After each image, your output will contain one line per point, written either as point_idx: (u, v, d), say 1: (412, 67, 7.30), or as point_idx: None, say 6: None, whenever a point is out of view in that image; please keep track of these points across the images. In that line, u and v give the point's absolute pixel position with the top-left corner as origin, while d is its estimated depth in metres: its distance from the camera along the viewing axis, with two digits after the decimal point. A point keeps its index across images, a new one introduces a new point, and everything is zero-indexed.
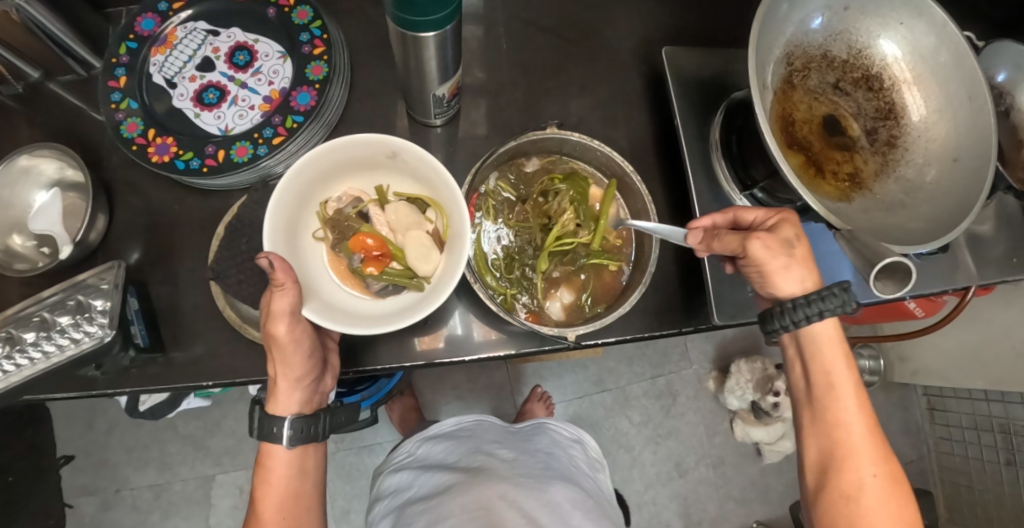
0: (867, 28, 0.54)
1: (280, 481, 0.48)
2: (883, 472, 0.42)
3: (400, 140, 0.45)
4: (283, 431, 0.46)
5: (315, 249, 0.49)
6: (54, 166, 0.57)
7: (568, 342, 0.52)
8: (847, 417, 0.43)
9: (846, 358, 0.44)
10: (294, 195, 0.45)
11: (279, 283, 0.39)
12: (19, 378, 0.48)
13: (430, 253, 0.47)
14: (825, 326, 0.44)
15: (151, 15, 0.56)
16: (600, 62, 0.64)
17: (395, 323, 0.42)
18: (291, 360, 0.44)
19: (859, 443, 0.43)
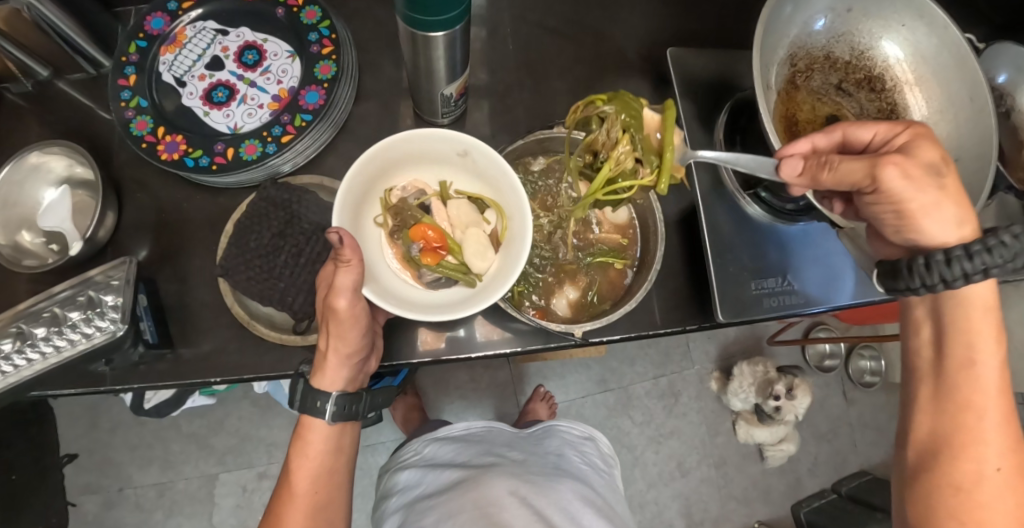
0: (869, 29, 0.55)
1: (316, 456, 0.49)
2: (1011, 469, 0.37)
3: (478, 142, 0.46)
4: (326, 407, 0.48)
5: (373, 234, 0.50)
6: (63, 164, 0.57)
7: (574, 339, 0.53)
8: (986, 401, 0.38)
9: (1000, 337, 0.38)
10: (366, 177, 0.46)
11: (346, 260, 0.41)
12: (31, 372, 0.48)
13: (487, 251, 0.48)
14: (982, 291, 0.38)
15: (161, 14, 0.56)
16: (605, 63, 0.65)
17: (456, 314, 0.43)
18: (346, 336, 0.44)
19: (991, 431, 0.37)
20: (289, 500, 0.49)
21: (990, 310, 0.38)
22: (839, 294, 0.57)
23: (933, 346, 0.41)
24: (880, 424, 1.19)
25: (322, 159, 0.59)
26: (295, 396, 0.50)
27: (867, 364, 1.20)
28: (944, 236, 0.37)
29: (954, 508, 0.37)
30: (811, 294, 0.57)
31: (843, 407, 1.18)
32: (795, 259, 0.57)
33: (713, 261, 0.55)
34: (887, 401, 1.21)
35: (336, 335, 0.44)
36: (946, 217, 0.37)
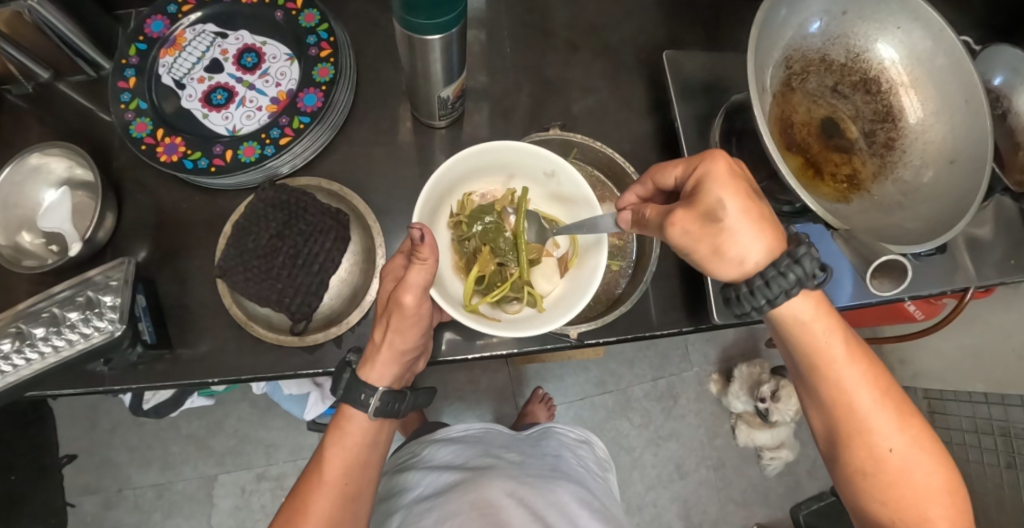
0: (865, 32, 0.55)
1: (353, 447, 0.47)
2: (906, 437, 0.40)
3: (572, 169, 0.48)
4: (370, 401, 0.45)
5: (445, 235, 0.52)
6: (63, 165, 0.57)
7: (570, 339, 0.53)
8: (857, 393, 0.40)
9: (840, 332, 0.40)
10: (452, 175, 0.49)
11: (423, 258, 0.41)
12: (29, 372, 0.48)
13: (554, 275, 0.51)
14: (807, 310, 0.39)
15: (161, 17, 0.56)
16: (603, 66, 0.65)
17: (516, 330, 0.44)
18: (406, 331, 0.44)
19: (873, 415, 0.40)
20: (317, 487, 0.46)
21: (820, 314, 0.39)
22: (839, 295, 0.59)
23: (792, 356, 0.43)
24: None
25: (320, 161, 0.59)
26: (338, 385, 0.48)
27: None
28: (736, 273, 0.37)
29: (878, 490, 0.40)
30: None
31: None
32: None
33: None
34: None
35: (394, 330, 0.43)
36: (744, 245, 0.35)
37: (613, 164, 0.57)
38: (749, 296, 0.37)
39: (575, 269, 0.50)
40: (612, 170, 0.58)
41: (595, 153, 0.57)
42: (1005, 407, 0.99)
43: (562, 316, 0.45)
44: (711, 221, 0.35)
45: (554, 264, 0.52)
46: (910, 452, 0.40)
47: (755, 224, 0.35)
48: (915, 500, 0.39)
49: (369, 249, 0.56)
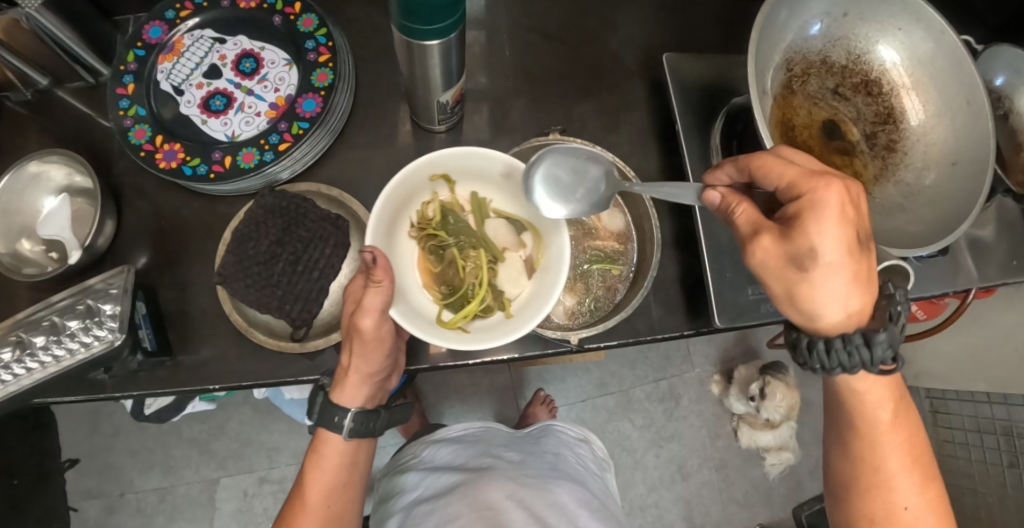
0: (865, 34, 0.55)
1: (331, 469, 0.48)
2: (919, 499, 0.43)
3: (530, 167, 0.46)
4: (344, 422, 0.47)
5: (407, 247, 0.50)
6: (63, 172, 0.57)
7: (571, 345, 0.52)
8: (890, 455, 0.42)
9: (892, 405, 0.42)
10: (405, 190, 0.46)
11: (378, 280, 0.40)
12: (29, 381, 0.48)
13: (520, 278, 0.49)
14: (864, 381, 0.40)
15: (158, 23, 0.56)
16: (603, 68, 0.65)
17: (479, 342, 0.42)
18: (369, 357, 0.43)
19: (896, 479, 0.42)
20: (301, 512, 0.47)
21: (878, 386, 0.41)
22: None
23: (838, 410, 0.45)
24: None
25: (320, 165, 0.59)
26: (313, 410, 0.49)
27: None
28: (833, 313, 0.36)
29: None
30: None
31: None
32: None
33: (710, 267, 0.55)
34: None
35: (358, 355, 0.43)
36: (836, 289, 0.35)
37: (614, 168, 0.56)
38: (846, 352, 0.37)
39: (542, 269, 0.48)
40: None
41: None
42: (1008, 407, 0.99)
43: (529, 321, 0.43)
44: (816, 258, 0.33)
45: (522, 264, 0.50)
46: (921, 515, 0.42)
47: (852, 271, 0.34)
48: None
49: None
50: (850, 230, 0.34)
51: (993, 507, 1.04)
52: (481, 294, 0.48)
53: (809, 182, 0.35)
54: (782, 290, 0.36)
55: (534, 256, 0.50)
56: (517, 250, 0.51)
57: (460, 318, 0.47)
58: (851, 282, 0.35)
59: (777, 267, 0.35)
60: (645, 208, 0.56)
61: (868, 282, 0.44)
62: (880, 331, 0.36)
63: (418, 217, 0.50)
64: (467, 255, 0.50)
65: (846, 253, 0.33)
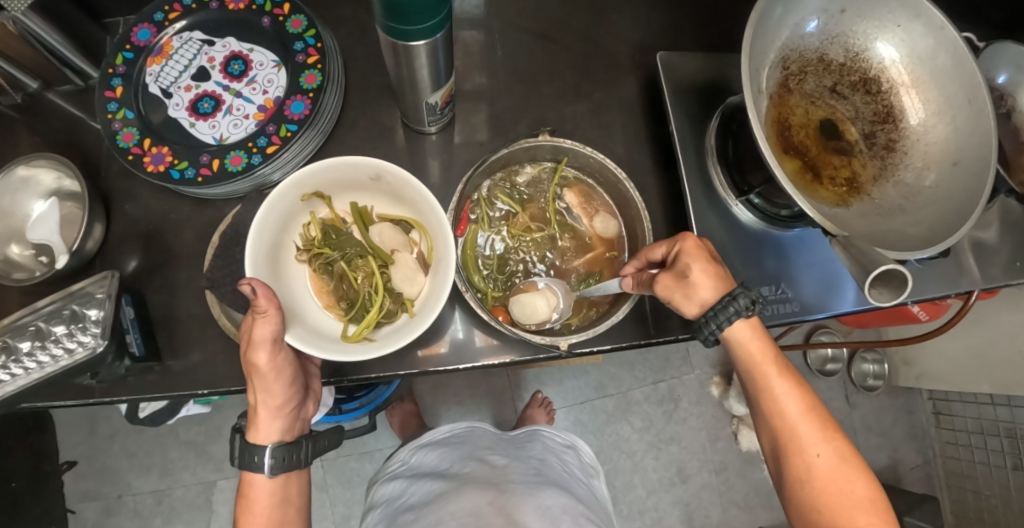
0: (864, 31, 0.54)
1: (263, 511, 0.47)
2: (831, 446, 0.43)
3: (387, 165, 0.44)
4: (265, 460, 0.46)
5: (296, 272, 0.49)
6: (52, 176, 0.57)
7: (561, 350, 0.51)
8: (784, 400, 0.44)
9: (774, 355, 0.45)
10: (276, 220, 0.45)
11: (262, 311, 0.40)
12: (13, 387, 0.48)
13: (416, 276, 0.47)
14: (745, 332, 0.44)
15: (147, 25, 0.56)
16: (597, 68, 0.64)
17: (375, 349, 0.42)
18: (271, 389, 0.44)
19: (800, 427, 0.43)
20: None
21: (757, 335, 0.45)
22: (841, 302, 0.57)
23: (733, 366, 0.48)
24: (883, 428, 1.18)
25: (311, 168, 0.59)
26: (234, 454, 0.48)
27: (869, 367, 1.20)
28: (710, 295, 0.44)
29: (813, 501, 0.42)
30: (807, 301, 0.57)
31: (846, 410, 1.17)
32: (793, 266, 0.58)
33: None
34: (891, 404, 1.20)
35: (261, 388, 0.44)
36: (707, 278, 0.44)
37: (604, 169, 0.55)
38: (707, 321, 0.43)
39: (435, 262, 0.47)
40: (604, 176, 0.56)
41: (586, 158, 0.55)
42: (1011, 408, 1.02)
43: (426, 315, 0.42)
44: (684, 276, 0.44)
45: (413, 263, 0.48)
46: (835, 462, 0.42)
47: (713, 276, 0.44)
48: (842, 507, 0.41)
49: None
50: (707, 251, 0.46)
51: (996, 509, 1.07)
52: (379, 302, 0.47)
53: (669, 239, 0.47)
54: (681, 296, 0.45)
55: (426, 251, 0.49)
56: (408, 249, 0.50)
57: (362, 329, 0.46)
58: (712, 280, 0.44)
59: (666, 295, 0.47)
60: (636, 209, 0.54)
61: (865, 287, 0.42)
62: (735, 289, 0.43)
63: (302, 239, 0.49)
64: (356, 266, 0.49)
65: (702, 265, 0.44)
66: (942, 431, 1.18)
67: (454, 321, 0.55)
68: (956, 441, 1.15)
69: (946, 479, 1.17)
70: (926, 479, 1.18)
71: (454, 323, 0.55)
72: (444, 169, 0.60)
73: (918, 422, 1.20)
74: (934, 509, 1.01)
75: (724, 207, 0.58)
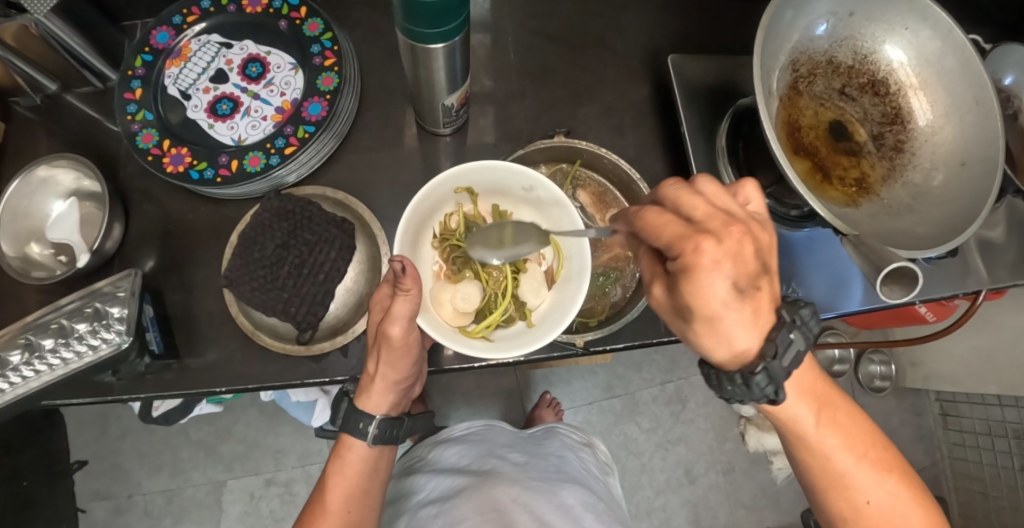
0: (872, 33, 0.54)
1: (353, 477, 0.49)
2: (885, 489, 0.41)
3: (544, 180, 0.46)
4: (369, 428, 0.48)
5: (429, 256, 0.51)
6: (71, 177, 0.58)
7: (577, 348, 0.52)
8: (834, 457, 0.41)
9: (813, 414, 0.40)
10: (429, 203, 0.47)
11: (407, 289, 0.42)
12: (38, 384, 0.49)
13: (541, 289, 0.49)
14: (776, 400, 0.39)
15: (166, 28, 0.57)
16: (608, 70, 0.65)
17: (488, 353, 0.43)
18: (397, 364, 0.45)
19: (852, 476, 0.41)
20: (320, 517, 0.48)
21: (797, 396, 0.39)
22: (849, 301, 0.58)
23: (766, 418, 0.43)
24: (890, 430, 1.18)
25: (326, 169, 0.60)
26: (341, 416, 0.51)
27: (877, 369, 1.20)
28: (733, 350, 0.32)
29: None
30: (817, 300, 0.58)
31: None
32: (804, 266, 0.59)
33: None
34: (897, 406, 1.20)
35: (386, 363, 0.45)
36: (732, 332, 0.31)
37: (619, 170, 0.56)
38: (738, 387, 0.34)
39: (563, 280, 0.49)
40: (618, 176, 0.57)
41: (601, 160, 0.57)
42: (1019, 409, 1.01)
43: (542, 335, 0.44)
44: (698, 314, 0.30)
45: (543, 276, 0.50)
46: (890, 503, 0.41)
47: (747, 315, 0.31)
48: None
49: (374, 257, 0.56)
50: (739, 280, 0.29)
51: (1004, 510, 1.06)
52: (504, 305, 0.49)
53: (683, 239, 0.29)
54: (688, 335, 0.34)
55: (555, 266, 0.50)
56: (538, 260, 0.51)
57: (482, 328, 0.48)
58: (750, 324, 0.31)
59: (671, 314, 0.34)
60: None
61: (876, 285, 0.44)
62: (755, 372, 0.33)
63: (442, 229, 0.51)
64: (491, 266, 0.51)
65: (731, 299, 0.30)
66: (949, 432, 1.18)
67: None
68: (964, 442, 1.15)
69: (953, 480, 1.17)
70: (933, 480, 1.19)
71: None
72: None
73: (925, 423, 1.20)
74: None
75: None
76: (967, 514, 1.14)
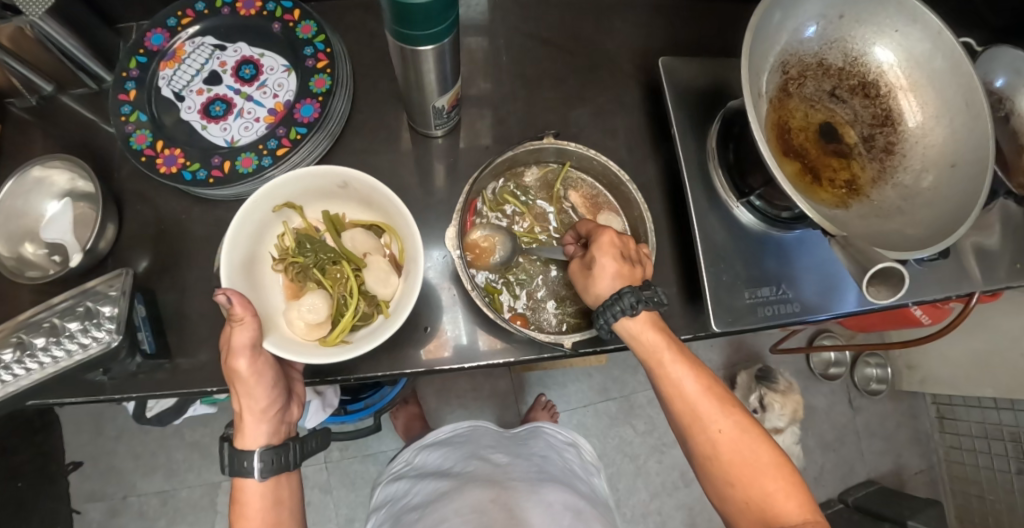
0: (862, 36, 0.54)
1: (256, 515, 0.47)
2: (731, 421, 0.44)
3: (355, 172, 0.47)
4: (254, 465, 0.47)
5: (271, 280, 0.50)
6: (66, 177, 0.58)
7: (565, 350, 0.52)
8: (684, 383, 0.45)
9: (666, 340, 0.46)
10: (250, 229, 0.47)
11: (239, 318, 0.42)
12: (29, 381, 0.49)
13: (389, 276, 0.49)
14: (633, 323, 0.46)
15: (160, 30, 0.57)
16: (600, 73, 0.65)
17: (341, 354, 0.44)
18: (254, 393, 0.46)
19: (701, 405, 0.44)
20: None
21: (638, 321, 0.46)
22: (843, 303, 0.58)
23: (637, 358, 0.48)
24: (886, 433, 1.18)
25: None
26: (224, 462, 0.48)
27: (872, 372, 1.20)
28: (607, 287, 0.47)
29: (724, 476, 0.43)
30: (808, 301, 0.57)
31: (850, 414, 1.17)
32: (794, 268, 0.58)
33: (707, 270, 0.56)
34: (894, 409, 1.19)
35: (244, 394, 0.45)
36: (610, 273, 0.46)
37: (609, 171, 0.56)
38: (611, 304, 0.45)
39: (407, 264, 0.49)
40: (607, 177, 0.57)
41: (591, 161, 0.57)
42: (1015, 413, 1.01)
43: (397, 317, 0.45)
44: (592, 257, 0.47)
45: (387, 264, 0.50)
46: (736, 435, 0.43)
47: (622, 269, 0.47)
48: (750, 477, 0.42)
49: None
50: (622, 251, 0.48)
51: (1001, 513, 1.06)
52: (354, 304, 0.49)
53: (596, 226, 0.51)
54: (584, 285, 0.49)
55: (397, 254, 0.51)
56: (379, 252, 0.51)
57: (340, 333, 0.48)
58: (616, 275, 0.46)
59: (578, 279, 0.50)
60: (640, 211, 0.55)
61: (866, 286, 0.46)
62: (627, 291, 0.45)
63: (277, 249, 0.51)
64: (331, 272, 0.51)
65: (612, 257, 0.47)
66: (946, 436, 1.18)
67: (458, 324, 0.55)
68: (960, 446, 1.15)
69: (950, 484, 1.17)
70: (931, 484, 1.18)
71: (459, 327, 0.55)
72: (449, 172, 0.61)
73: (922, 427, 1.20)
74: (941, 513, 1.01)
75: (726, 209, 0.58)
76: (964, 518, 1.13)
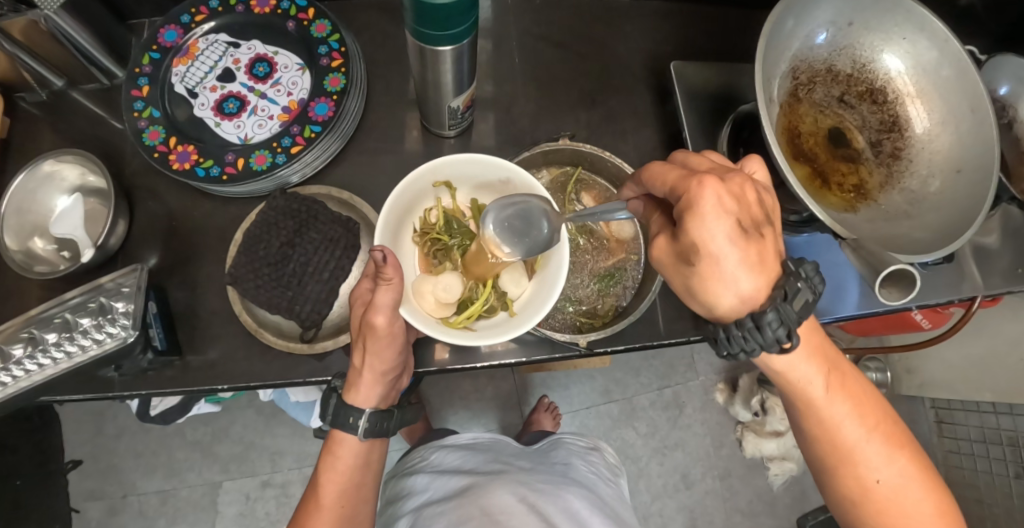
0: (871, 42, 0.55)
1: (348, 470, 0.47)
2: (893, 468, 0.40)
3: (520, 171, 0.47)
4: (359, 422, 0.46)
5: (409, 250, 0.51)
6: (75, 172, 0.58)
7: (579, 349, 0.53)
8: (845, 427, 0.40)
9: (826, 379, 0.39)
10: (410, 194, 0.48)
11: (388, 278, 0.41)
12: (42, 377, 0.49)
13: (522, 279, 0.49)
14: (784, 359, 0.38)
15: (174, 27, 0.57)
16: (611, 76, 0.66)
17: (465, 339, 0.43)
18: (382, 354, 0.44)
19: (861, 449, 0.40)
20: (315, 512, 0.47)
21: (801, 360, 0.38)
22: (843, 305, 0.59)
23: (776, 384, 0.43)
24: None
25: (331, 169, 0.60)
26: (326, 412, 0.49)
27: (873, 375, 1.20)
28: (725, 299, 0.33)
29: (867, 514, 0.42)
30: None
31: None
32: None
33: None
34: None
35: (372, 352, 0.43)
36: (730, 277, 0.32)
37: (621, 173, 0.57)
38: (742, 337, 0.34)
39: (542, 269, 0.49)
40: (620, 180, 0.58)
41: (605, 163, 0.57)
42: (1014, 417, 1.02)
43: (530, 317, 0.44)
44: (698, 253, 0.31)
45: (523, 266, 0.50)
46: (896, 482, 0.40)
47: (744, 257, 0.31)
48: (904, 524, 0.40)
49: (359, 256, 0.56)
50: (739, 222, 0.30)
51: None
52: (485, 296, 0.49)
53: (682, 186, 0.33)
54: (684, 293, 0.35)
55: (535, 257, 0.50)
56: None
57: (463, 319, 0.48)
58: (737, 271, 0.31)
59: (671, 275, 0.35)
60: None
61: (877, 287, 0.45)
62: (767, 312, 0.32)
63: (422, 223, 0.51)
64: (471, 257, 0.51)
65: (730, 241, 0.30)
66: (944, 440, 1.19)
67: None
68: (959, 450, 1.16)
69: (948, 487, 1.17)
70: None
71: None
72: None
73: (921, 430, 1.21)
74: None
75: None
76: None
